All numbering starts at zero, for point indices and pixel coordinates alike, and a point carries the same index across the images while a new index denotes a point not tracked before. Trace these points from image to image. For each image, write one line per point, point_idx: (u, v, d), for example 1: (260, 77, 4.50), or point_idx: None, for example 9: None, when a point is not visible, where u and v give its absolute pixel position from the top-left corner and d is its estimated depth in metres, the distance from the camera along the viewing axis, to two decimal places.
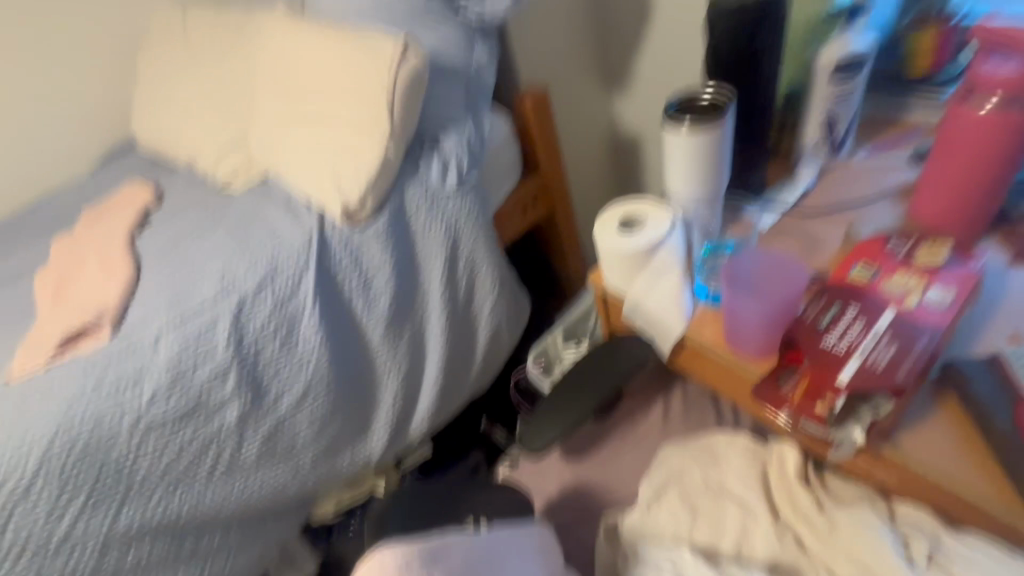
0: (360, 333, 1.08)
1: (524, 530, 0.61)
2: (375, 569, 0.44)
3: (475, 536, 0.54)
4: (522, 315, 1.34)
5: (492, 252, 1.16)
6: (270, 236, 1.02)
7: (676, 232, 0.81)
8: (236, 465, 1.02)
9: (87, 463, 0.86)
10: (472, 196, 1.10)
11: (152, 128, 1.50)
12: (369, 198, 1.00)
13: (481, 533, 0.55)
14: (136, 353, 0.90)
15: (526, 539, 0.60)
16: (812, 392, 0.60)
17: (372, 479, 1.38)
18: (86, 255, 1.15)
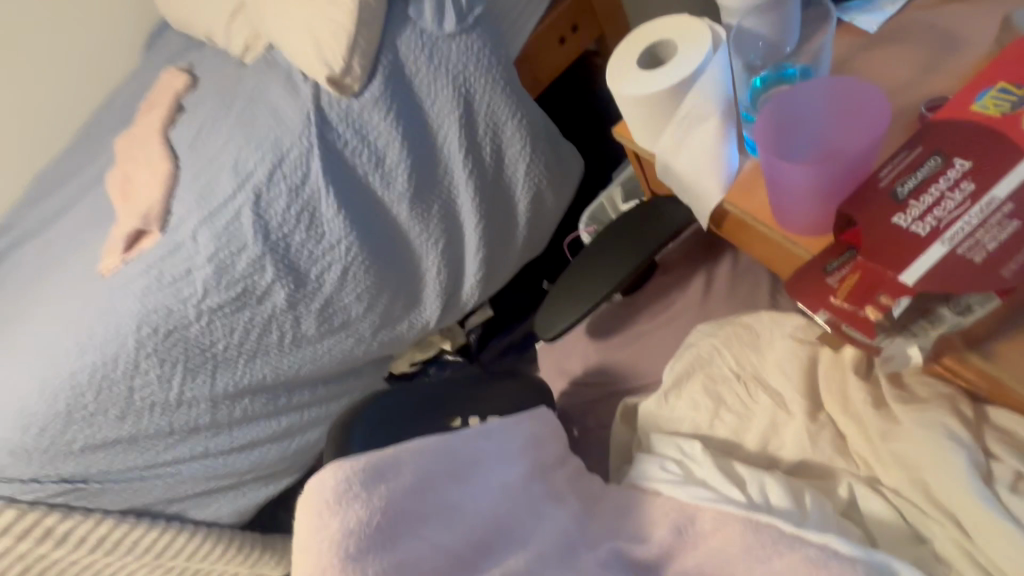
0: (386, 211, 1.04)
1: (514, 424, 0.60)
2: (318, 487, 0.45)
3: (443, 441, 0.53)
4: (567, 174, 1.18)
5: (515, 103, 0.99)
6: (273, 117, 0.96)
7: (716, 58, 0.58)
8: (300, 338, 1.12)
9: (173, 344, 1.00)
10: (479, 36, 0.91)
11: (171, 3, 1.42)
12: (355, 59, 0.87)
13: (455, 438, 0.54)
14: (182, 249, 0.97)
15: (512, 435, 0.58)
16: (863, 292, 0.42)
17: (439, 342, 1.47)
18: (136, 152, 1.20)
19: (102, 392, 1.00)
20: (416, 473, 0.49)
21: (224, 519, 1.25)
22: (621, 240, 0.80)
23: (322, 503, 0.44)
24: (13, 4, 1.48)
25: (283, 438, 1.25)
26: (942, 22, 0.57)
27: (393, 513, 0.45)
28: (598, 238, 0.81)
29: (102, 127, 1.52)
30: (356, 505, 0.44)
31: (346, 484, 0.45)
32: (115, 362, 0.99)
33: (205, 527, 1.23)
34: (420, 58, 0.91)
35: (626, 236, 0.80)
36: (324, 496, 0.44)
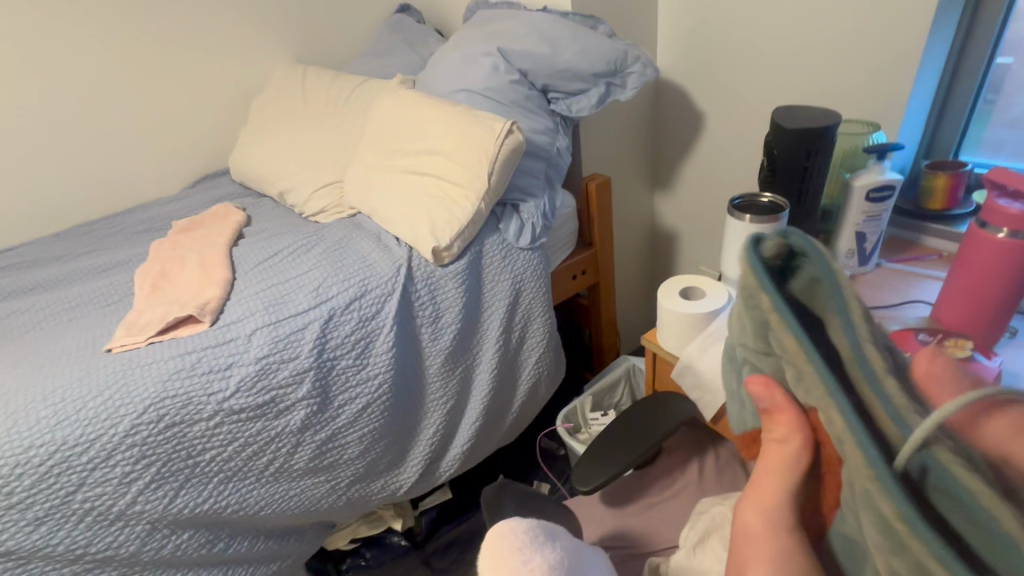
0: (421, 362, 1.17)
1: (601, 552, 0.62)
2: (506, 534, 0.52)
3: (567, 533, 0.56)
4: (559, 375, 1.40)
5: (548, 308, 1.27)
6: (363, 263, 1.14)
7: (729, 306, 0.94)
8: (286, 469, 1.05)
9: (165, 440, 0.92)
10: (540, 257, 1.24)
11: (244, 160, 1.67)
12: (457, 241, 1.13)
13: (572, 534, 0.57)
14: (231, 345, 0.99)
15: (603, 559, 0.61)
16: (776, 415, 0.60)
17: (390, 519, 1.37)
18: (184, 256, 1.25)
19: (48, 477, 0.85)
20: (568, 546, 0.55)
21: None
22: (644, 421, 0.97)
23: (512, 547, 0.50)
24: (91, 115, 1.64)
25: None
26: None
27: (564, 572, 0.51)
28: (626, 415, 0.98)
29: (117, 228, 1.55)
30: (539, 555, 0.50)
31: (531, 532, 0.52)
32: (89, 444, 0.87)
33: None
34: (497, 257, 1.20)
35: (649, 417, 0.97)
36: (511, 543, 0.51)
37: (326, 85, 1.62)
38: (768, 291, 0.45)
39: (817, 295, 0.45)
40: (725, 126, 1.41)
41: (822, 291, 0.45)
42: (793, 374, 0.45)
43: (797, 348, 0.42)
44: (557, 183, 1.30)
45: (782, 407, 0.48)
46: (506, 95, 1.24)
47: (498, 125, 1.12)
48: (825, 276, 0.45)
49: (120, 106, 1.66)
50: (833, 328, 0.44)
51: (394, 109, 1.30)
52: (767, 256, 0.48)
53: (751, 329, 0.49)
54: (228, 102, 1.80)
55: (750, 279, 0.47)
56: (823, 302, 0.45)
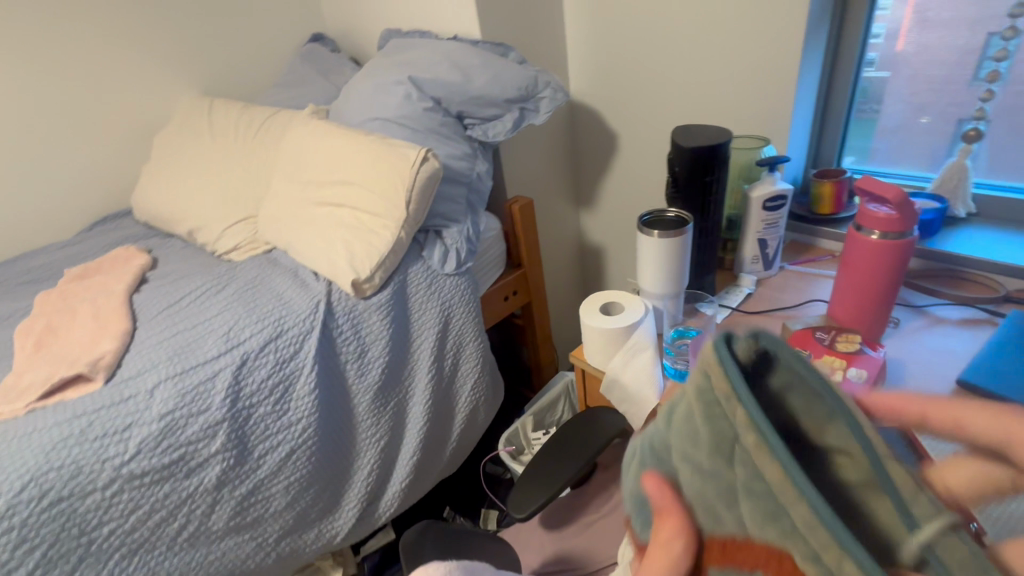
0: (349, 400, 1.12)
1: None
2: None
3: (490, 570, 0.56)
4: (496, 399, 1.39)
5: (479, 332, 1.27)
6: (279, 301, 1.09)
7: (647, 318, 0.97)
8: (203, 532, 0.97)
9: (52, 517, 0.82)
10: (467, 280, 1.23)
11: (148, 198, 1.55)
12: (378, 273, 1.10)
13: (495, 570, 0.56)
14: (130, 402, 0.91)
15: None
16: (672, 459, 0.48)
17: (328, 569, 1.29)
18: (75, 308, 1.14)
19: None
20: None
21: None
22: (574, 440, 0.97)
23: None
24: None
25: None
26: (751, 321, 1.02)
27: None
28: (555, 435, 0.98)
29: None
30: None
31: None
32: None
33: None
34: (422, 284, 1.18)
35: (575, 434, 0.97)
36: None
37: (236, 116, 1.55)
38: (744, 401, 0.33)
39: (791, 399, 0.35)
40: (638, 144, 1.48)
41: (796, 396, 0.35)
42: (764, 507, 0.32)
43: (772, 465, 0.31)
44: (480, 207, 1.30)
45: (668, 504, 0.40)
46: (420, 122, 1.23)
47: (412, 153, 1.11)
48: (808, 378, 0.35)
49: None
50: (830, 442, 0.34)
51: (307, 139, 1.27)
52: (741, 358, 0.36)
53: (688, 427, 0.36)
54: (128, 137, 1.68)
55: (722, 388, 0.34)
56: (795, 407, 0.35)
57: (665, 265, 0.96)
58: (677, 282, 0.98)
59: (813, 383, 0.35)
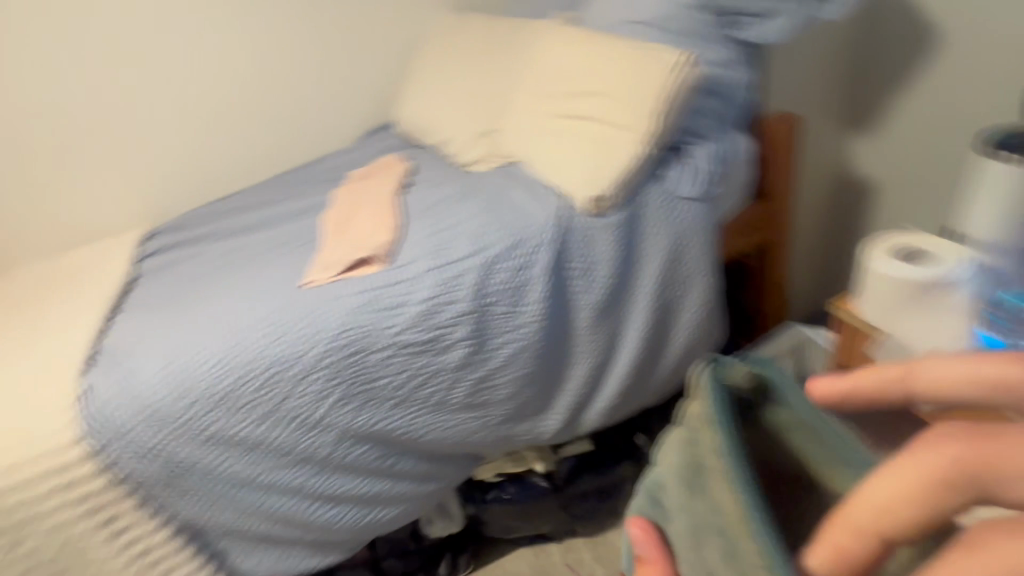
0: (572, 313, 1.15)
1: None
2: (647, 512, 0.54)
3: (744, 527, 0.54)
4: (714, 338, 1.30)
5: (708, 268, 1.18)
6: (520, 211, 1.14)
7: (963, 274, 0.84)
8: (445, 401, 1.14)
9: (351, 364, 1.04)
10: (708, 206, 1.12)
11: (407, 110, 1.74)
12: (616, 190, 1.07)
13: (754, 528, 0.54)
14: (403, 284, 1.07)
15: None
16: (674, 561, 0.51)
17: (532, 459, 1.44)
18: (359, 203, 1.38)
19: (265, 384, 1.01)
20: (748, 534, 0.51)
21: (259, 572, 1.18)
22: None
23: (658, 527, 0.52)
24: (276, 66, 1.77)
25: (368, 501, 1.20)
26: None
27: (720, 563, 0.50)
28: None
29: (304, 178, 1.75)
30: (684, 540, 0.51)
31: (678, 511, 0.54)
32: (293, 361, 1.02)
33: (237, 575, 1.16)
34: (658, 207, 1.11)
35: None
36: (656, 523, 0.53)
37: (487, 31, 1.60)
38: (715, 427, 0.46)
39: (792, 433, 0.50)
40: (968, 43, 1.17)
41: (800, 433, 0.50)
42: (727, 548, 0.43)
43: (741, 515, 0.42)
44: (734, 122, 1.14)
45: (654, 556, 0.51)
46: (680, 23, 1.10)
47: (674, 56, 1.03)
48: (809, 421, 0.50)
49: (300, 55, 1.78)
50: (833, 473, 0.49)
51: (556, 47, 1.24)
52: (740, 385, 0.50)
53: (683, 476, 0.48)
54: (393, 51, 1.86)
55: (702, 421, 0.47)
56: (796, 443, 0.50)
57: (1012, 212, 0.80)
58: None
59: (817, 425, 0.49)
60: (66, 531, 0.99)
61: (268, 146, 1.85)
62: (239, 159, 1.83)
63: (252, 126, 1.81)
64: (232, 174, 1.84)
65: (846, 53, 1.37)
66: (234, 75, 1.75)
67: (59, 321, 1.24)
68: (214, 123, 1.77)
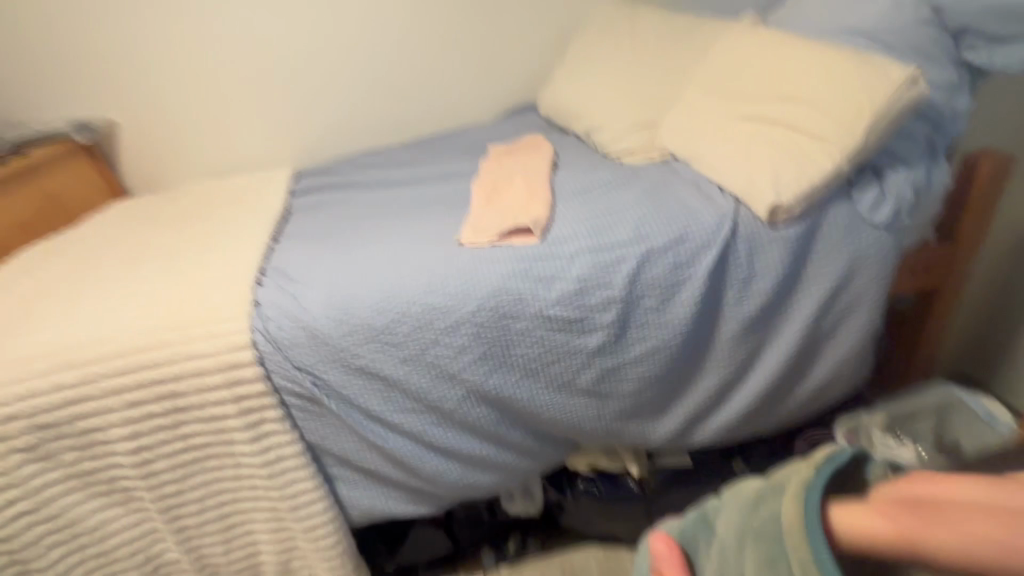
0: (717, 322, 1.12)
1: None
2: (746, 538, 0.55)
3: None
4: (857, 379, 1.21)
5: (877, 303, 1.09)
6: (685, 208, 1.11)
7: None
8: (570, 383, 1.14)
9: (496, 327, 1.06)
10: (894, 238, 1.04)
11: (556, 92, 1.75)
12: (800, 202, 1.01)
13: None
14: (558, 260, 1.08)
15: None
16: None
17: (628, 460, 1.41)
18: (509, 176, 1.41)
19: (415, 329, 1.05)
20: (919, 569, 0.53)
21: (361, 505, 1.24)
22: None
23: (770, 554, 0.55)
24: (441, 33, 1.84)
25: (472, 463, 1.23)
26: None
27: None
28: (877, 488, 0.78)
29: (447, 145, 1.82)
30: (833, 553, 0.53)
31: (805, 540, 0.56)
32: (444, 313, 1.05)
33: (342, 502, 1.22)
34: (839, 230, 1.04)
35: None
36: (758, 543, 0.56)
37: (659, 30, 1.60)
38: None
39: None
40: None
41: None
42: None
43: None
44: (942, 153, 1.05)
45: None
46: (900, 40, 1.04)
47: (897, 73, 0.97)
48: None
49: (464, 25, 1.84)
50: None
51: (747, 47, 1.20)
52: None
53: None
54: (551, 35, 1.89)
55: None
56: None
57: None
58: None
59: None
60: (220, 424, 1.09)
61: (419, 108, 1.93)
62: (391, 116, 1.93)
63: (410, 87, 1.90)
64: (383, 130, 1.95)
65: None
66: (405, 35, 1.83)
67: (234, 235, 1.36)
68: (376, 78, 1.87)
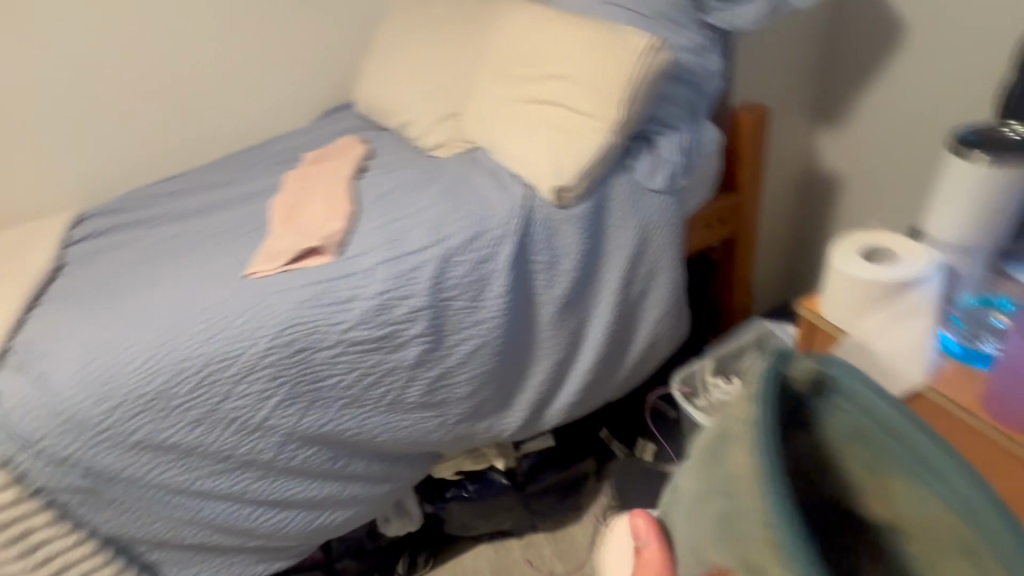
0: (534, 308, 1.11)
1: None
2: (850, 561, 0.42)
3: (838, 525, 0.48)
4: (680, 333, 1.28)
5: (676, 261, 1.15)
6: (480, 200, 1.07)
7: (931, 273, 0.74)
8: (400, 401, 1.08)
9: (296, 362, 0.96)
10: (676, 200, 1.09)
11: (366, 88, 1.63)
12: (581, 181, 1.02)
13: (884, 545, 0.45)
14: (352, 278, 0.99)
15: None
16: None
17: (492, 456, 1.41)
18: (311, 188, 1.29)
19: (200, 386, 0.93)
20: None
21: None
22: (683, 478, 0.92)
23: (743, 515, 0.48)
24: (222, 35, 1.63)
25: (316, 505, 1.14)
26: None
27: None
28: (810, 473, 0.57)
29: (256, 160, 1.62)
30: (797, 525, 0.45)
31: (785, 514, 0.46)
32: (231, 360, 0.94)
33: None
34: (624, 201, 1.07)
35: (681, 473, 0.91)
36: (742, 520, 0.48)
37: (454, 8, 1.51)
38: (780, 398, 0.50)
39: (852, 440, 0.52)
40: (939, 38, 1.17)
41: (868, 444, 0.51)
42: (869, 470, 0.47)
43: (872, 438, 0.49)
44: (704, 114, 1.11)
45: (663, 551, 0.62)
46: (649, 5, 1.05)
47: (641, 40, 0.97)
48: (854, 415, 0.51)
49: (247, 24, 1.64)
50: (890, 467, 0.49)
51: (520, 25, 1.17)
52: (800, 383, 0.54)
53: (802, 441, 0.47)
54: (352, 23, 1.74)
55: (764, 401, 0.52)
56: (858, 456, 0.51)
57: (976, 214, 0.72)
58: (991, 231, 0.73)
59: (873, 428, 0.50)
60: None
61: (218, 123, 1.72)
62: (187, 138, 1.70)
63: (200, 102, 1.68)
64: (181, 154, 1.71)
65: (814, 47, 1.37)
66: (177, 44, 1.60)
67: None
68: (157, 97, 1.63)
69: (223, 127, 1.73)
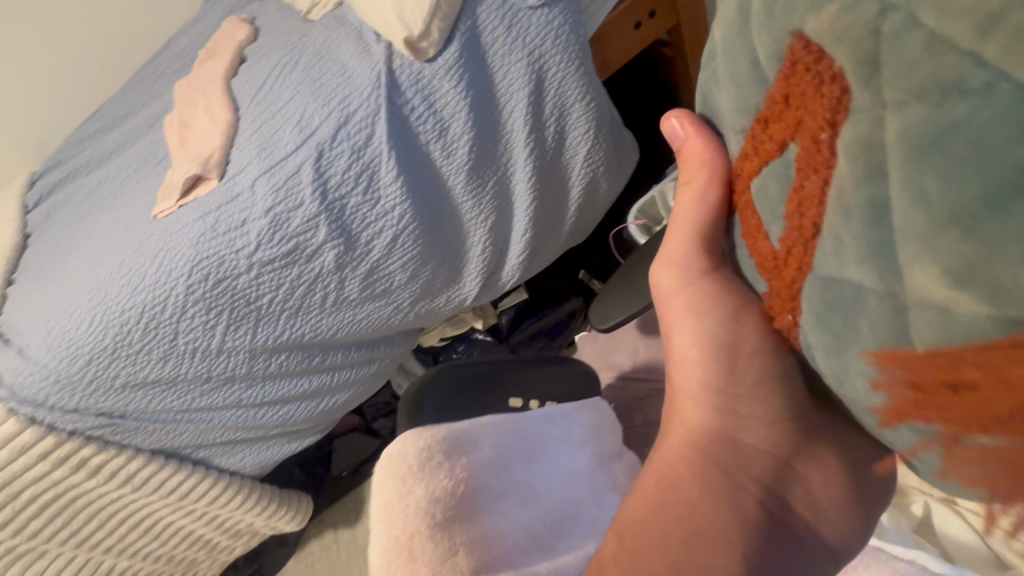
0: (442, 181, 1.01)
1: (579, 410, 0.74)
2: (411, 444, 0.60)
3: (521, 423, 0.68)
4: (627, 165, 1.14)
5: (586, 84, 0.98)
6: (344, 78, 0.97)
7: None
8: (343, 300, 1.09)
9: (222, 290, 1.01)
10: (562, 9, 0.92)
11: None
12: (435, 22, 0.90)
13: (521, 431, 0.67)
14: (240, 200, 0.99)
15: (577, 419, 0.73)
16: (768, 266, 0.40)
17: (471, 319, 1.47)
18: (195, 100, 1.18)
19: (147, 331, 1.02)
20: (492, 448, 0.65)
21: (247, 469, 1.28)
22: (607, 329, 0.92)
23: (411, 462, 0.58)
24: None
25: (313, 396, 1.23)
26: None
27: (473, 486, 0.60)
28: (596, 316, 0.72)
29: (156, 73, 1.48)
30: (444, 470, 0.59)
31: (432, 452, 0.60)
32: (162, 303, 1.00)
33: (228, 474, 1.26)
34: (499, 29, 0.93)
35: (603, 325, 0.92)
36: (409, 461, 0.59)
37: None
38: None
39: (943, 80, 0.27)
40: None
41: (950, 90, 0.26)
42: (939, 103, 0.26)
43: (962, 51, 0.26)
44: None
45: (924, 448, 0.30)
46: None
47: None
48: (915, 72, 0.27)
49: None
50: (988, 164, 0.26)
51: None
52: None
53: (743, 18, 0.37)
54: None
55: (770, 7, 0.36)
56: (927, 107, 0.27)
57: None
58: None
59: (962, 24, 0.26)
60: (51, 478, 1.10)
61: (110, 40, 1.57)
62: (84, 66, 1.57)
63: (75, 20, 1.51)
64: (89, 85, 1.60)
65: None
66: None
67: None
68: (29, 30, 1.47)
69: (115, 44, 1.58)
